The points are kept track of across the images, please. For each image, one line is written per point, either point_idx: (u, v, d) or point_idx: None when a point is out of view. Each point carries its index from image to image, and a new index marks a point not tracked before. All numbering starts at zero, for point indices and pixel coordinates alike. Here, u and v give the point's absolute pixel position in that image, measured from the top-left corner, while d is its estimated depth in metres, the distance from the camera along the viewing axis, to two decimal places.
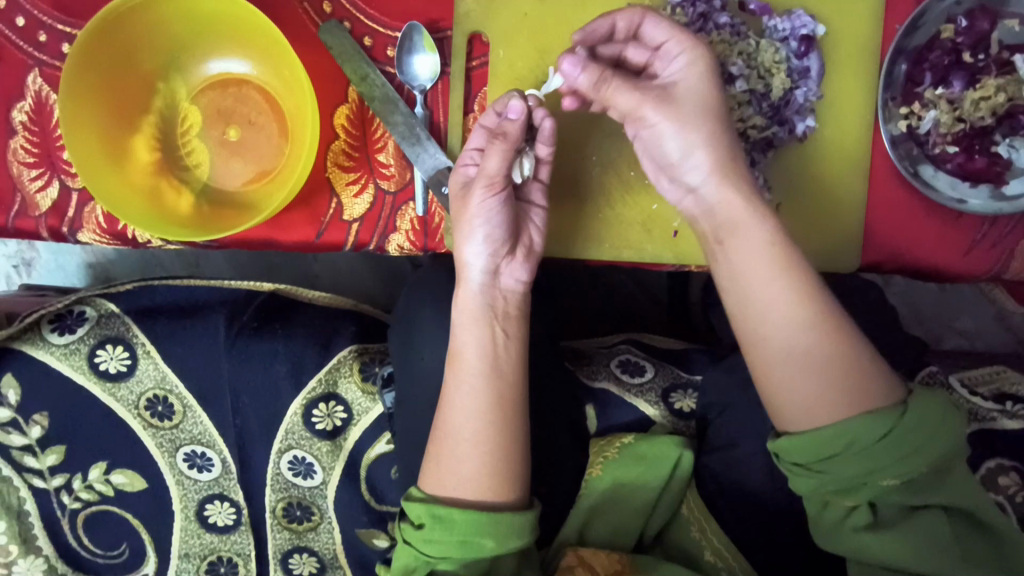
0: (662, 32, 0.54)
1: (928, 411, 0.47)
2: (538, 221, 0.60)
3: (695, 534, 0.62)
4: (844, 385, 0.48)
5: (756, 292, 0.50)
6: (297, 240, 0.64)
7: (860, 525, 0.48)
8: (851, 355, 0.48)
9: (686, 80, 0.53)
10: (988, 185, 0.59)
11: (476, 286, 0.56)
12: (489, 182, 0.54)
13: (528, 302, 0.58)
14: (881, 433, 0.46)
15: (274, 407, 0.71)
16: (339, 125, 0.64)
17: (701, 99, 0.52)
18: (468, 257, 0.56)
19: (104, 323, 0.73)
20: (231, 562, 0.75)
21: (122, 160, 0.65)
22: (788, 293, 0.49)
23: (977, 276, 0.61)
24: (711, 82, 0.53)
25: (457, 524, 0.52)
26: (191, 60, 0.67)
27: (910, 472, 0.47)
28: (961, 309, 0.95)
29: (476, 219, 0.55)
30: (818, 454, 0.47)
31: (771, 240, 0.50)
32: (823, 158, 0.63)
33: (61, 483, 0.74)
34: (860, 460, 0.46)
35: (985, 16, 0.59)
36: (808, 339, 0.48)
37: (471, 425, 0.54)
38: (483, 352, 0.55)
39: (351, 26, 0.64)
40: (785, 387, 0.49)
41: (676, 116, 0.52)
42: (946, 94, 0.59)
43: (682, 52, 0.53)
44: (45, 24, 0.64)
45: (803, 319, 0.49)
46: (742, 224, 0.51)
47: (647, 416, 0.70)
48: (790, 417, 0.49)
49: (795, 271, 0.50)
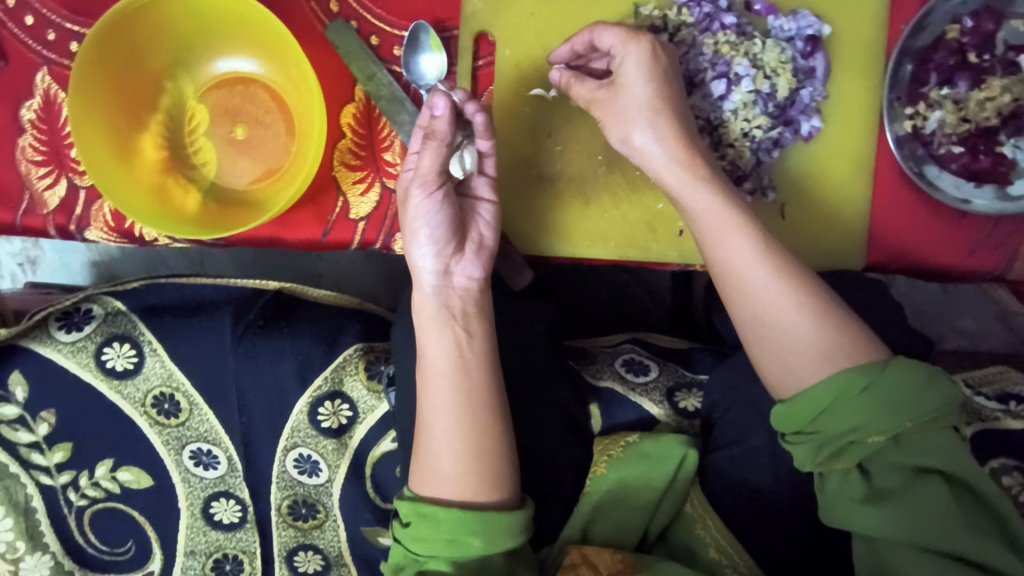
0: (609, 40, 0.57)
1: (910, 367, 0.48)
2: (486, 215, 0.60)
3: (699, 531, 0.62)
4: (819, 343, 0.50)
5: (726, 265, 0.54)
6: (304, 238, 0.65)
7: (858, 495, 0.48)
8: (823, 314, 0.51)
9: (631, 75, 0.56)
10: (993, 185, 0.60)
11: (429, 287, 0.57)
12: (423, 182, 0.53)
13: (485, 298, 0.58)
14: (864, 384, 0.48)
15: (280, 405, 0.71)
16: (346, 123, 0.64)
17: (646, 93, 0.55)
18: (416, 260, 0.56)
19: (110, 321, 0.73)
20: (236, 559, 0.75)
21: (130, 158, 0.65)
22: (754, 258, 0.52)
23: (980, 275, 0.62)
24: (653, 71, 0.56)
25: (442, 521, 0.53)
26: (198, 58, 0.67)
27: (897, 427, 0.48)
28: (964, 310, 0.96)
29: (417, 220, 0.55)
30: (805, 415, 0.50)
31: (728, 216, 0.53)
32: (828, 157, 0.63)
33: (68, 480, 0.74)
34: (844, 416, 0.48)
35: (990, 17, 0.59)
36: (777, 302, 0.51)
37: (444, 425, 0.55)
38: (447, 351, 0.56)
39: (358, 25, 0.64)
40: (768, 350, 0.52)
41: (621, 114, 0.56)
42: (952, 94, 0.60)
43: (627, 51, 0.56)
44: (54, 23, 0.65)
45: (768, 283, 0.52)
46: (705, 197, 0.54)
47: (653, 415, 0.70)
48: (781, 384, 0.52)
49: (760, 236, 0.53)
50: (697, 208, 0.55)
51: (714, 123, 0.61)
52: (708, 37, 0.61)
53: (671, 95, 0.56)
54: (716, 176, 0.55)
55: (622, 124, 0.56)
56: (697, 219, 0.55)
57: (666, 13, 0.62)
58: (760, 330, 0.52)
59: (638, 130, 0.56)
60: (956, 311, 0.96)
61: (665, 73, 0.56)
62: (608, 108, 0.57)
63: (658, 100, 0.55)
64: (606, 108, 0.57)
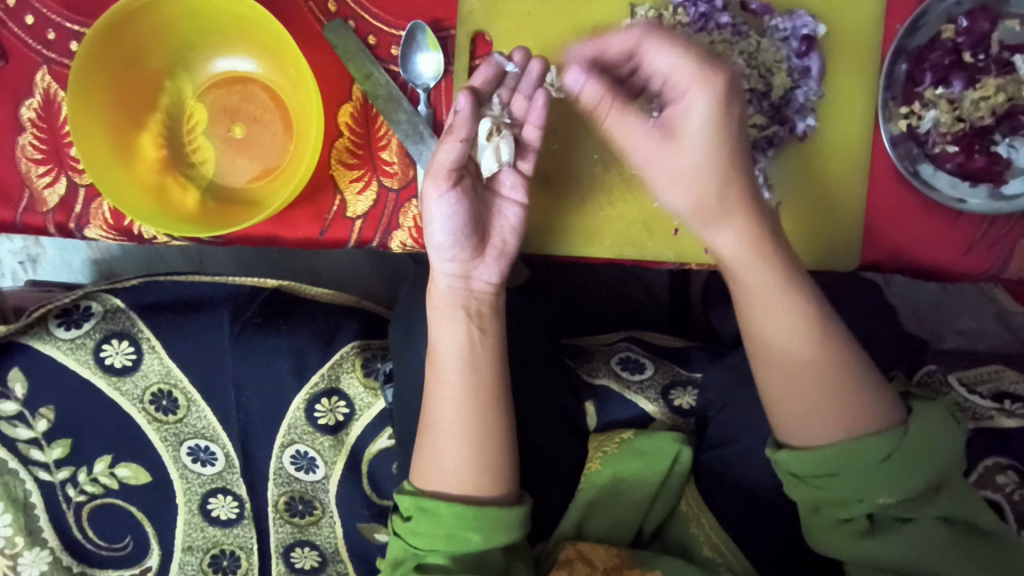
0: (668, 59, 0.49)
1: (926, 431, 0.48)
2: (512, 219, 0.59)
3: (694, 530, 0.63)
4: (834, 415, 0.49)
5: (756, 326, 0.51)
6: (301, 237, 0.65)
7: (858, 531, 0.50)
8: (854, 384, 0.50)
9: (690, 127, 0.49)
10: (987, 185, 0.60)
11: (446, 287, 0.57)
12: (439, 176, 0.54)
13: (502, 301, 0.59)
14: (885, 454, 0.48)
15: (277, 402, 0.72)
16: (343, 122, 0.65)
17: (700, 155, 0.50)
18: (435, 262, 0.57)
19: (109, 318, 0.74)
20: (233, 555, 0.75)
21: (129, 155, 0.65)
22: (796, 328, 0.50)
23: (974, 275, 0.62)
24: (726, 122, 0.48)
25: (444, 516, 0.53)
26: (196, 58, 0.67)
27: (910, 491, 0.48)
28: (962, 309, 0.96)
29: (433, 223, 0.55)
30: (816, 467, 0.49)
31: (766, 287, 0.51)
32: (824, 156, 0.63)
33: (67, 476, 0.74)
34: (859, 479, 0.48)
35: (985, 17, 0.59)
36: (810, 369, 0.50)
37: (451, 420, 0.55)
38: (459, 347, 0.56)
39: (355, 25, 0.64)
40: (779, 405, 0.51)
41: (672, 173, 0.51)
42: (946, 94, 0.60)
43: (689, 92, 0.49)
44: (53, 22, 0.65)
45: (801, 354, 0.50)
46: (755, 267, 0.51)
47: (647, 413, 0.70)
48: (788, 428, 0.51)
49: (806, 305, 0.50)
50: (742, 272, 0.51)
51: None
52: (703, 36, 0.61)
53: (733, 151, 0.49)
54: (770, 243, 0.51)
55: (677, 185, 0.51)
56: (740, 282, 0.52)
57: (661, 12, 0.62)
58: (788, 391, 0.50)
59: (687, 191, 0.51)
60: (954, 311, 0.96)
61: (733, 124, 0.49)
62: (656, 160, 0.52)
63: (712, 161, 0.49)
64: (653, 155, 0.52)
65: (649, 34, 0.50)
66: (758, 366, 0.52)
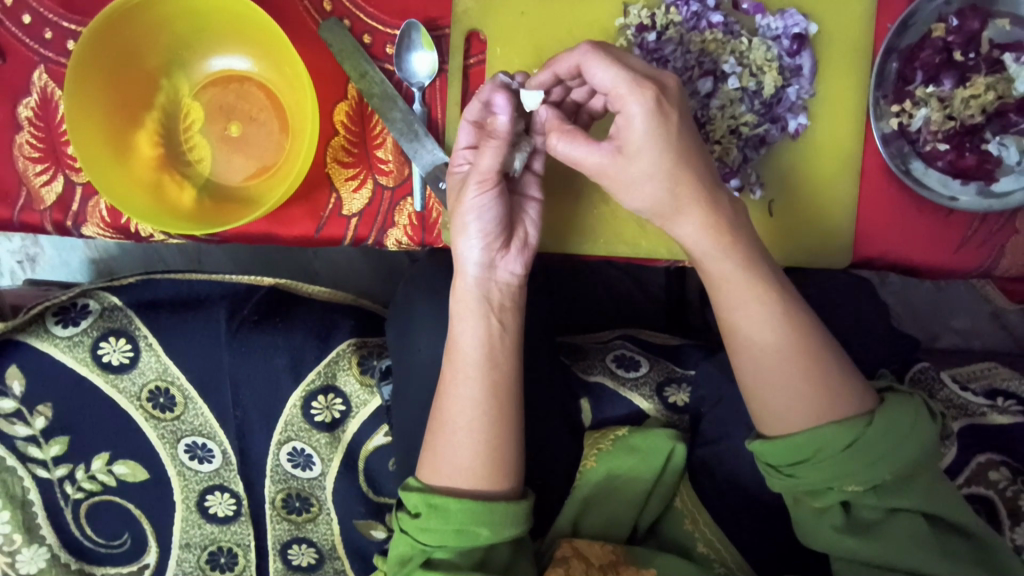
0: (608, 77, 0.49)
1: (896, 420, 0.49)
2: (533, 214, 0.60)
3: (689, 526, 0.63)
4: (810, 404, 0.50)
5: (724, 316, 0.52)
6: (297, 234, 0.65)
7: (836, 525, 0.51)
8: (828, 374, 0.50)
9: (637, 137, 0.49)
10: (977, 182, 0.60)
11: (472, 277, 0.56)
12: (481, 179, 0.54)
13: (522, 294, 0.58)
14: (847, 442, 0.48)
15: (273, 399, 0.72)
16: (338, 121, 0.65)
17: (653, 160, 0.49)
18: (463, 250, 0.56)
19: (107, 316, 0.74)
20: (231, 552, 0.76)
21: (125, 153, 0.66)
22: (766, 315, 0.50)
23: (966, 271, 0.63)
24: (666, 125, 0.48)
25: (454, 512, 0.53)
26: (192, 57, 0.68)
27: (875, 479, 0.49)
28: (957, 309, 0.97)
29: (469, 213, 0.55)
30: (789, 458, 0.50)
31: (731, 274, 0.51)
32: (817, 153, 0.64)
33: (64, 473, 0.75)
34: (827, 467, 0.49)
35: (975, 16, 0.59)
36: (782, 350, 0.50)
37: (467, 415, 0.55)
38: (479, 339, 0.56)
39: (351, 24, 0.65)
40: (764, 402, 0.51)
41: (629, 185, 0.51)
42: (937, 92, 0.60)
43: (627, 101, 0.48)
44: (50, 21, 0.65)
45: (772, 340, 0.50)
46: (716, 257, 0.51)
47: (641, 410, 0.70)
48: (764, 416, 0.51)
49: (772, 287, 0.51)
50: (708, 263, 0.51)
51: (701, 121, 0.62)
52: (695, 35, 0.61)
53: (679, 157, 0.49)
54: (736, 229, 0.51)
55: (636, 193, 0.51)
56: (710, 273, 0.52)
57: (654, 11, 0.63)
58: (761, 380, 0.51)
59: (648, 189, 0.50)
60: (949, 310, 0.97)
61: (675, 136, 0.49)
62: (615, 179, 0.51)
63: (664, 168, 0.49)
64: (610, 176, 0.51)
65: (589, 52, 0.50)
66: (732, 355, 0.52)
